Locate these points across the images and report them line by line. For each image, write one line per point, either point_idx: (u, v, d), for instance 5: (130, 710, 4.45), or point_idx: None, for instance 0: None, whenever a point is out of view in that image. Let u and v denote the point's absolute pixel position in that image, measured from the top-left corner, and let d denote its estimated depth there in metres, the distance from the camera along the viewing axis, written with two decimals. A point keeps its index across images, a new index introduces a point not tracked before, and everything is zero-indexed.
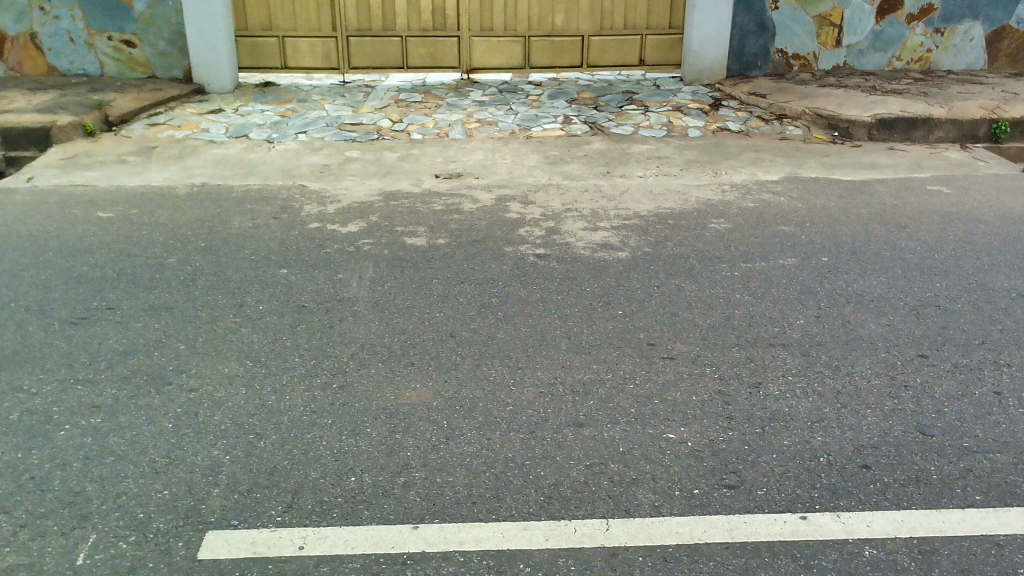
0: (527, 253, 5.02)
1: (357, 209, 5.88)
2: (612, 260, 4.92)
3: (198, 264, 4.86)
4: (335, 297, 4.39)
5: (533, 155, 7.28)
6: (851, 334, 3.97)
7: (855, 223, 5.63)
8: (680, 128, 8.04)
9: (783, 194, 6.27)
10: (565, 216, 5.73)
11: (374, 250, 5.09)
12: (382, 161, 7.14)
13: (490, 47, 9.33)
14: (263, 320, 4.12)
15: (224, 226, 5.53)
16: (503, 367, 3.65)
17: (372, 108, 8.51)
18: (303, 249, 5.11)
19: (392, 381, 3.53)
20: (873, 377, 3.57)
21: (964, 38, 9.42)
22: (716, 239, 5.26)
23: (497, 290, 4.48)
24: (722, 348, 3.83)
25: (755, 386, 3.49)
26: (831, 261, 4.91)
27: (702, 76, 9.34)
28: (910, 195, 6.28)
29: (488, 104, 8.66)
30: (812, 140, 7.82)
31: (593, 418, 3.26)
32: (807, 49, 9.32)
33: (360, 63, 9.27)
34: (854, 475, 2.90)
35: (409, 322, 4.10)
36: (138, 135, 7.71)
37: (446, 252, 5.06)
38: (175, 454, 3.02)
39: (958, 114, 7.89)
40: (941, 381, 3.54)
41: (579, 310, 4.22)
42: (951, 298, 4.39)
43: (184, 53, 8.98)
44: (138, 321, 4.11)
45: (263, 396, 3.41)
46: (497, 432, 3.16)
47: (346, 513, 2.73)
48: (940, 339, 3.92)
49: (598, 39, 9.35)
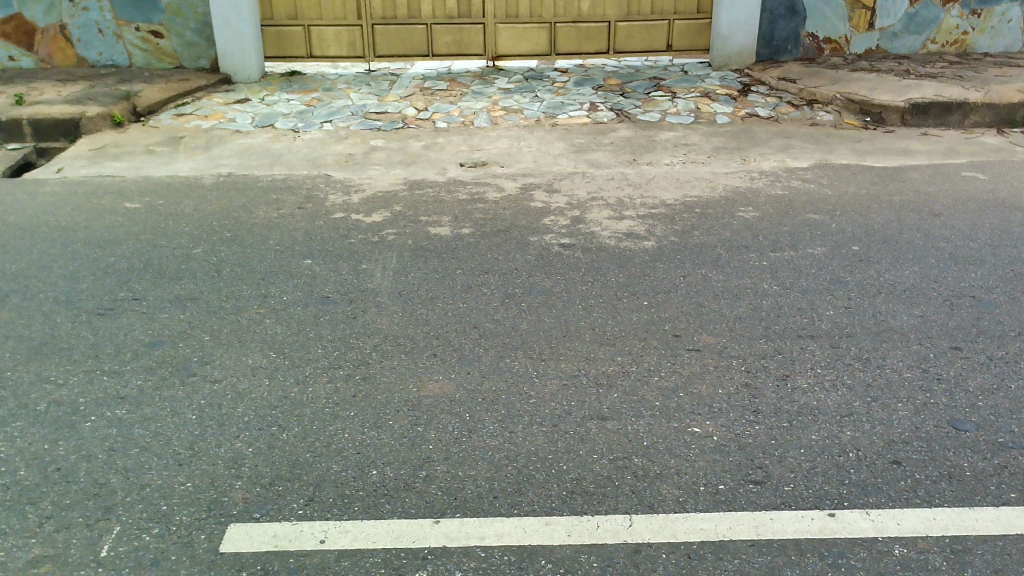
0: (552, 243, 4.99)
1: (381, 199, 5.87)
2: (638, 249, 4.86)
3: (223, 255, 4.87)
4: (358, 288, 4.39)
5: (559, 143, 7.22)
6: (882, 326, 3.88)
7: (888, 211, 5.51)
8: (707, 114, 7.93)
9: (813, 182, 6.17)
10: (590, 205, 5.68)
11: (397, 241, 5.07)
12: (407, 150, 7.12)
13: (516, 34, 9.25)
14: (286, 311, 4.12)
15: (249, 217, 5.54)
16: (526, 359, 3.62)
17: (397, 97, 8.49)
18: (328, 239, 5.10)
19: (415, 373, 3.52)
20: (904, 370, 3.49)
21: (1002, 20, 9.21)
22: (743, 228, 5.18)
23: (521, 281, 4.45)
24: (749, 340, 3.77)
25: (782, 379, 3.43)
26: (862, 250, 4.82)
27: (731, 61, 9.21)
28: (945, 182, 6.14)
29: (513, 91, 8.60)
30: (844, 125, 7.68)
31: (617, 411, 3.22)
32: (839, 33, 9.13)
33: (386, 51, 9.25)
34: (885, 471, 2.84)
35: (432, 313, 4.09)
36: (165, 126, 7.75)
37: (470, 242, 5.04)
38: (199, 446, 3.03)
39: (995, 98, 7.71)
40: (975, 374, 3.45)
41: (603, 301, 4.18)
42: (987, 288, 4.29)
43: (210, 43, 9.00)
44: (163, 312, 4.13)
45: (286, 388, 3.41)
46: (519, 425, 3.13)
47: (368, 506, 2.72)
48: (974, 331, 3.83)
49: (625, 25, 9.24)
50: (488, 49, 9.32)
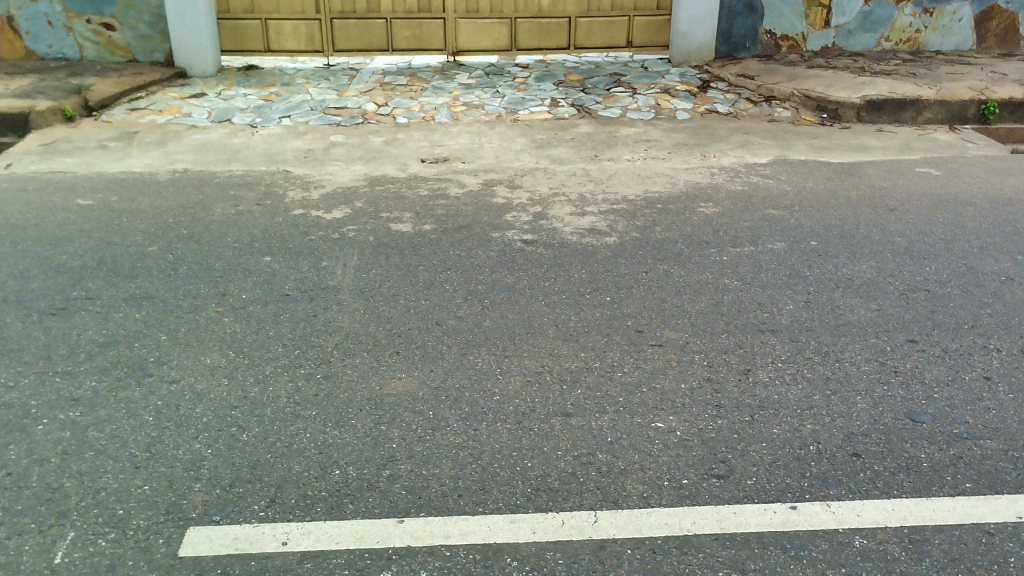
0: (514, 239, 4.98)
1: (342, 195, 5.81)
2: (600, 245, 4.86)
3: (180, 252, 4.78)
4: (319, 285, 4.34)
5: (521, 139, 7.21)
6: (840, 320, 3.94)
7: (845, 206, 5.60)
8: (668, 110, 7.97)
9: (771, 177, 6.23)
10: (552, 201, 5.67)
11: (359, 237, 5.03)
12: (367, 146, 7.05)
13: (477, 29, 9.22)
14: (246, 310, 4.06)
15: (207, 214, 5.44)
16: (490, 356, 3.60)
17: (357, 92, 8.41)
18: (286, 237, 5.03)
19: (378, 371, 3.48)
20: (863, 364, 3.54)
21: (953, 18, 9.39)
22: (704, 224, 5.23)
23: (484, 277, 4.43)
24: (711, 335, 3.80)
25: (744, 373, 3.46)
26: (821, 245, 4.89)
27: (690, 57, 9.27)
28: (899, 177, 6.25)
29: (474, 87, 8.57)
30: (801, 121, 7.77)
31: (581, 407, 3.22)
32: (796, 30, 9.25)
33: (345, 45, 9.15)
34: (845, 463, 2.88)
35: (395, 310, 4.05)
36: (119, 121, 7.59)
37: (432, 238, 5.01)
38: (156, 448, 2.96)
39: (947, 95, 7.87)
40: (931, 366, 3.52)
41: (566, 297, 4.17)
42: (941, 282, 4.37)
43: (164, 36, 8.83)
44: (118, 311, 4.04)
45: (246, 387, 3.36)
46: (483, 423, 3.11)
47: (331, 506, 2.68)
48: (929, 324, 3.90)
49: (585, 21, 9.25)
50: (449, 45, 9.27)
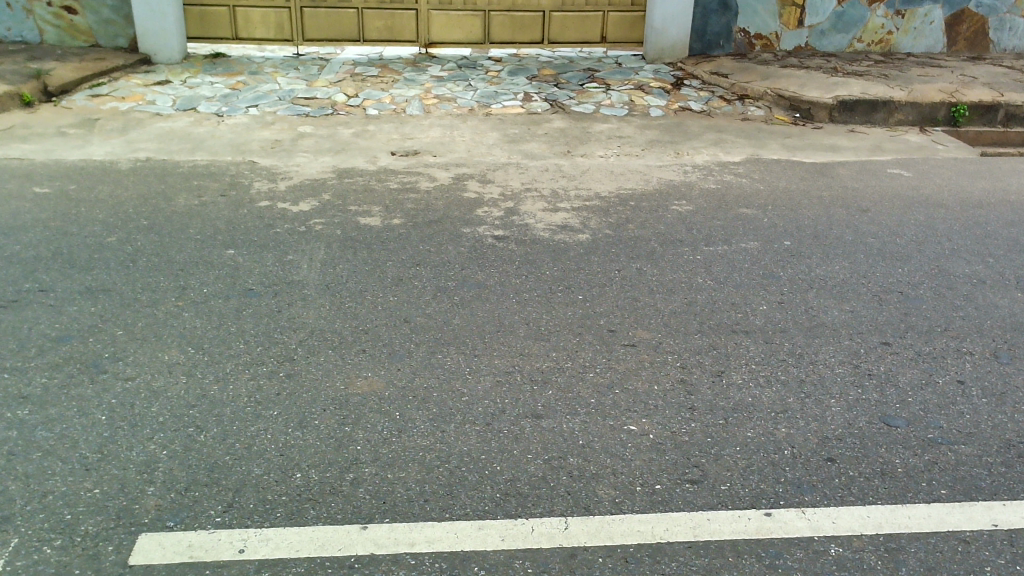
0: (485, 235, 4.88)
1: (309, 187, 5.68)
2: (572, 242, 4.79)
3: (139, 244, 4.63)
4: (284, 280, 4.21)
5: (493, 133, 7.11)
6: (814, 321, 3.90)
7: (817, 205, 5.58)
8: (641, 107, 7.92)
9: (744, 176, 6.20)
10: (524, 197, 5.59)
11: (326, 231, 4.90)
12: (336, 137, 6.91)
13: (449, 21, 9.09)
14: (207, 304, 3.93)
15: (168, 205, 5.28)
16: (459, 355, 3.51)
17: (327, 82, 8.26)
18: (251, 229, 4.90)
19: (343, 369, 3.37)
20: (836, 366, 3.50)
21: (924, 21, 9.44)
22: (678, 222, 5.17)
23: (453, 273, 4.33)
24: (685, 335, 3.74)
25: (718, 375, 3.40)
26: (793, 245, 4.85)
27: (664, 54, 9.21)
28: (872, 178, 6.24)
29: (446, 79, 8.45)
30: (774, 120, 7.76)
31: (552, 409, 3.13)
32: (769, 29, 9.24)
33: (314, 35, 8.99)
34: (819, 469, 2.82)
35: (362, 306, 3.94)
36: (79, 107, 7.37)
37: (401, 233, 4.89)
38: (108, 449, 2.83)
39: (918, 97, 7.91)
40: (904, 370, 3.49)
41: (537, 295, 4.09)
42: (914, 284, 4.35)
43: (128, 21, 8.61)
44: (72, 304, 3.89)
45: (205, 386, 3.23)
46: (452, 425, 3.02)
47: (291, 512, 2.58)
48: (902, 326, 3.88)
49: (559, 15, 9.17)
50: (421, 36, 9.14)
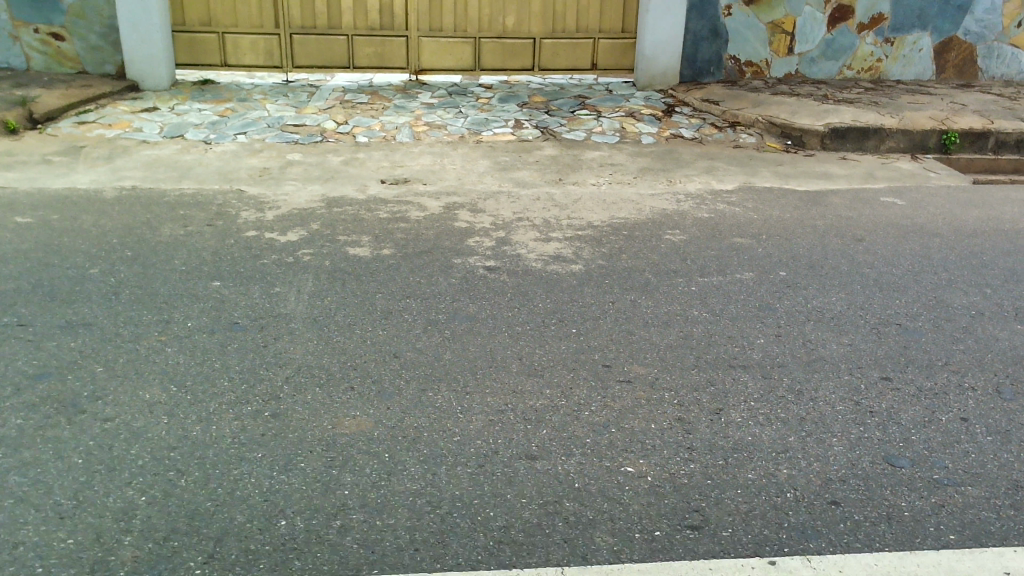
0: (477, 266, 4.80)
1: (297, 217, 5.59)
2: (565, 273, 4.71)
3: (123, 276, 4.52)
4: (271, 313, 4.11)
5: (483, 161, 7.05)
6: (813, 356, 3.82)
7: (812, 235, 5.52)
8: (633, 134, 7.88)
9: (738, 205, 6.15)
10: (516, 226, 5.52)
11: (314, 262, 4.81)
12: (325, 165, 6.83)
13: (440, 47, 9.07)
14: (190, 339, 3.82)
15: (153, 235, 5.18)
16: (450, 393, 3.41)
17: (316, 109, 8.20)
18: (237, 260, 4.80)
19: (331, 409, 3.26)
20: (837, 403, 3.41)
21: (913, 48, 9.48)
22: (672, 252, 5.10)
23: (444, 306, 4.25)
24: (681, 370, 3.65)
25: (716, 413, 3.31)
26: (789, 275, 4.79)
27: (655, 81, 9.20)
28: (865, 206, 6.20)
29: (437, 107, 8.41)
30: (765, 148, 7.74)
31: (547, 449, 3.04)
32: (760, 56, 9.26)
33: (304, 62, 8.95)
34: (823, 513, 2.73)
35: (350, 341, 3.84)
36: (65, 134, 7.28)
37: (391, 264, 4.80)
38: (84, 496, 2.71)
39: (909, 125, 7.91)
40: (906, 406, 3.41)
41: (530, 329, 4.00)
42: (912, 316, 4.29)
43: (116, 48, 8.54)
44: (51, 340, 3.77)
45: (187, 426, 3.12)
46: (443, 467, 2.92)
47: (275, 563, 2.46)
48: (902, 360, 3.81)
49: (549, 42, 9.16)
50: (411, 64, 9.11)
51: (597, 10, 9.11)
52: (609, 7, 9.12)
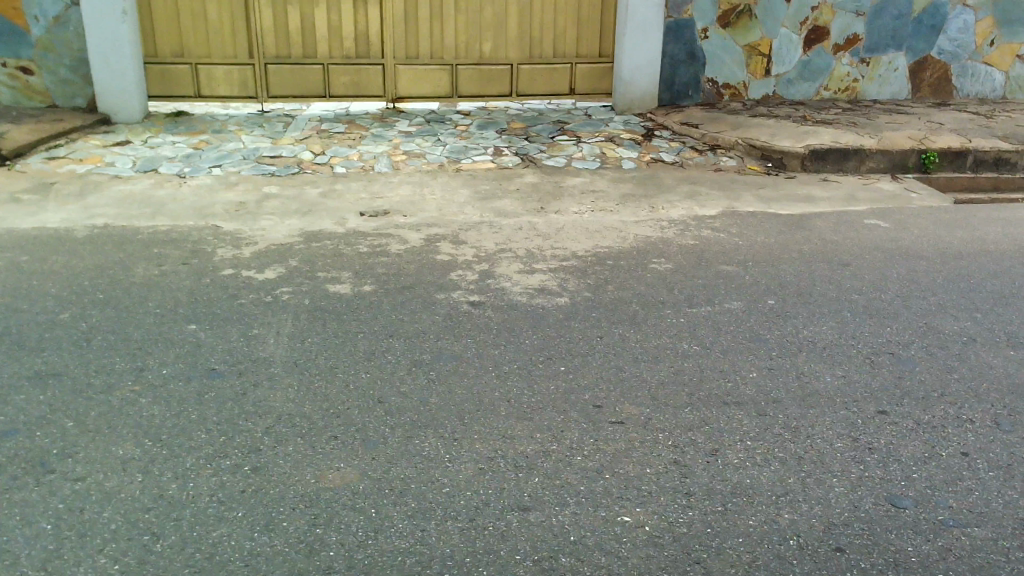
0: (460, 301, 4.70)
1: (275, 253, 5.47)
2: (551, 307, 4.62)
3: (95, 321, 4.37)
4: (249, 358, 3.98)
5: (464, 190, 6.96)
6: (807, 389, 3.74)
7: (798, 261, 5.46)
8: (613, 159, 7.84)
9: (722, 231, 6.09)
10: (499, 258, 5.42)
11: (293, 301, 4.68)
12: (302, 198, 6.71)
13: (416, 74, 8.99)
14: (165, 388, 3.67)
15: (126, 275, 5.04)
16: (437, 440, 3.29)
17: (293, 140, 8.09)
18: (213, 301, 4.66)
19: (314, 461, 3.14)
20: (836, 441, 3.33)
21: (889, 68, 9.54)
22: (658, 282, 5.02)
23: (429, 345, 4.13)
24: (674, 409, 3.56)
25: (712, 455, 3.21)
26: (778, 304, 4.73)
27: (634, 105, 9.17)
28: (850, 229, 6.17)
29: (415, 135, 8.32)
30: (746, 171, 7.71)
31: (540, 499, 2.93)
32: (737, 78, 9.27)
33: (279, 91, 8.84)
34: (829, 561, 2.64)
35: (332, 386, 3.71)
36: (35, 171, 7.12)
37: (373, 301, 4.69)
38: (53, 566, 2.57)
39: (888, 145, 7.92)
40: (905, 442, 3.33)
41: (518, 368, 3.89)
42: (904, 344, 4.23)
43: (86, 81, 8.40)
44: (19, 393, 3.61)
45: (163, 485, 2.98)
46: (432, 522, 2.80)
47: None
48: (898, 392, 3.73)
49: (527, 67, 9.12)
50: (388, 91, 9.01)
51: (574, 35, 9.09)
52: (586, 32, 9.10)
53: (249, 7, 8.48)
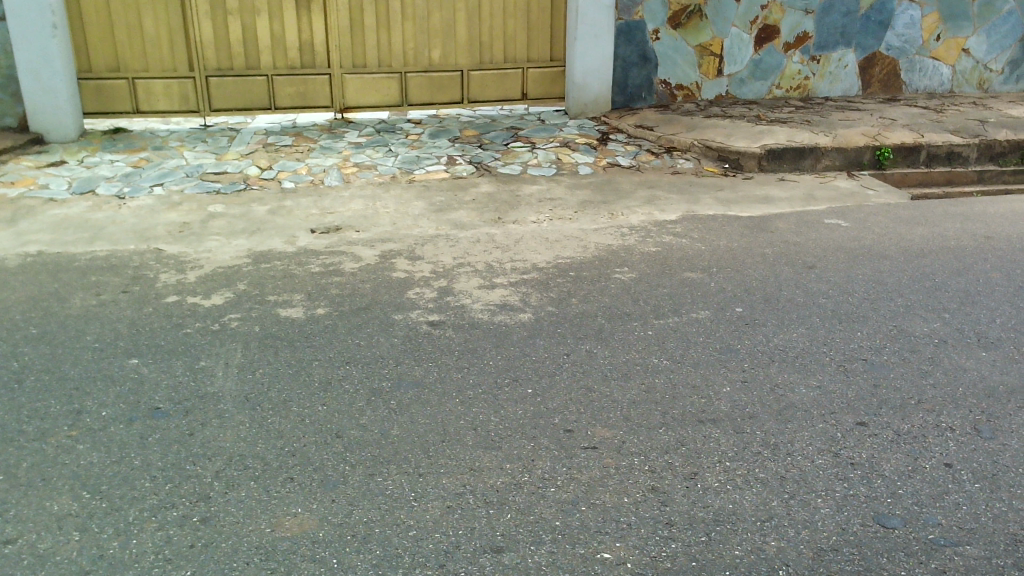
0: (419, 321, 4.50)
1: (222, 276, 5.21)
2: (514, 323, 4.45)
3: (27, 359, 4.08)
4: (195, 394, 3.73)
5: (418, 202, 6.75)
6: (783, 403, 3.61)
7: (763, 265, 5.36)
8: (570, 165, 7.70)
9: (684, 236, 5.97)
10: (458, 273, 5.24)
11: (243, 328, 4.44)
12: (250, 216, 6.45)
13: (364, 84, 8.75)
14: (105, 432, 3.41)
15: (61, 306, 4.75)
16: (401, 477, 3.09)
17: (238, 155, 7.80)
18: (156, 332, 4.40)
19: (269, 507, 2.92)
20: (816, 457, 3.20)
21: (839, 65, 9.57)
22: (622, 292, 4.88)
23: (388, 371, 3.93)
24: (648, 431, 3.40)
25: (691, 479, 3.06)
26: (746, 311, 4.61)
27: (587, 108, 9.02)
28: (810, 230, 6.10)
29: (365, 146, 8.09)
30: (704, 173, 7.63)
31: (513, 539, 2.75)
32: (690, 79, 9.21)
33: (222, 105, 8.54)
34: None
35: (286, 421, 3.49)
36: None
37: (327, 324, 4.47)
38: None
39: (843, 142, 7.91)
40: (887, 455, 3.22)
41: (483, 392, 3.71)
42: (875, 349, 4.14)
43: (16, 99, 7.97)
44: None
45: (103, 543, 2.74)
46: (400, 571, 2.60)
47: None
48: (874, 401, 3.62)
49: (477, 73, 8.94)
50: (335, 101, 8.75)
51: (524, 39, 8.94)
52: (536, 35, 8.95)
53: (187, 19, 8.18)
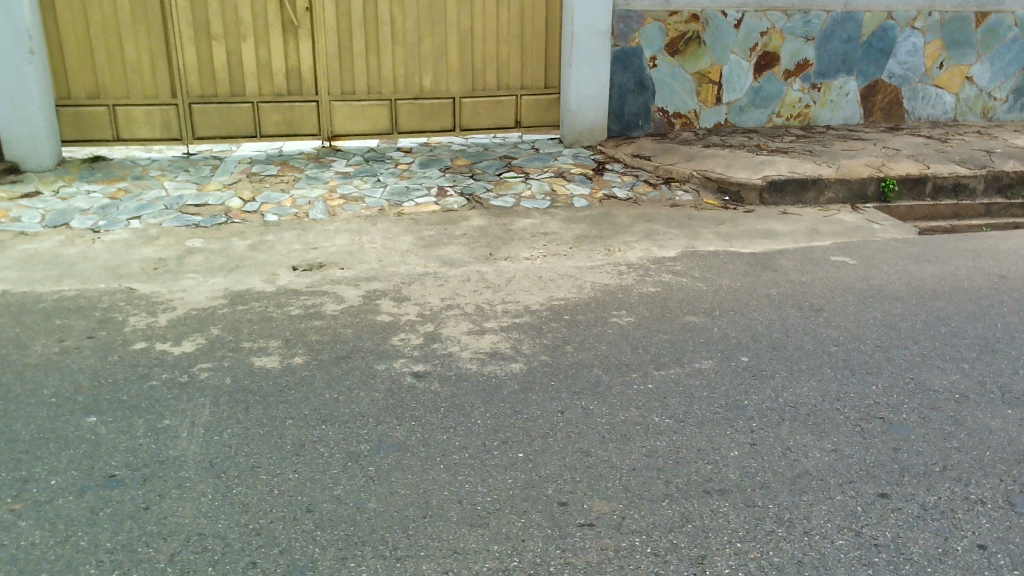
0: (403, 372, 4.20)
1: (195, 319, 4.91)
2: (504, 375, 4.15)
3: None
4: (156, 458, 3.42)
5: (406, 236, 6.47)
6: (796, 470, 3.31)
7: (769, 308, 5.08)
8: (564, 197, 7.43)
9: (684, 275, 5.69)
10: (445, 316, 4.94)
11: (213, 379, 4.13)
12: (229, 251, 6.15)
13: (353, 111, 8.49)
14: (52, 505, 3.10)
15: (21, 354, 4.44)
16: (376, 562, 2.78)
17: (220, 185, 7.52)
18: (120, 384, 4.09)
19: None
20: (836, 537, 2.90)
21: (840, 93, 9.36)
22: (620, 339, 4.59)
23: (367, 431, 3.62)
24: (650, 504, 3.10)
25: (699, 565, 2.76)
26: (752, 361, 4.32)
27: (583, 137, 8.75)
28: (816, 268, 5.83)
29: (353, 176, 7.82)
30: (703, 205, 7.36)
31: None
32: (688, 107, 8.97)
33: (206, 132, 8.27)
34: None
35: (253, 492, 3.18)
36: None
37: (305, 376, 4.16)
38: None
39: (846, 173, 7.66)
40: (913, 534, 2.92)
41: (470, 457, 3.40)
42: (893, 405, 3.85)
43: None
44: None
45: None
46: None
47: None
48: (896, 469, 3.33)
49: (469, 101, 8.69)
50: (323, 129, 8.49)
51: (518, 65, 8.70)
52: (530, 62, 8.72)
53: (169, 44, 7.92)
